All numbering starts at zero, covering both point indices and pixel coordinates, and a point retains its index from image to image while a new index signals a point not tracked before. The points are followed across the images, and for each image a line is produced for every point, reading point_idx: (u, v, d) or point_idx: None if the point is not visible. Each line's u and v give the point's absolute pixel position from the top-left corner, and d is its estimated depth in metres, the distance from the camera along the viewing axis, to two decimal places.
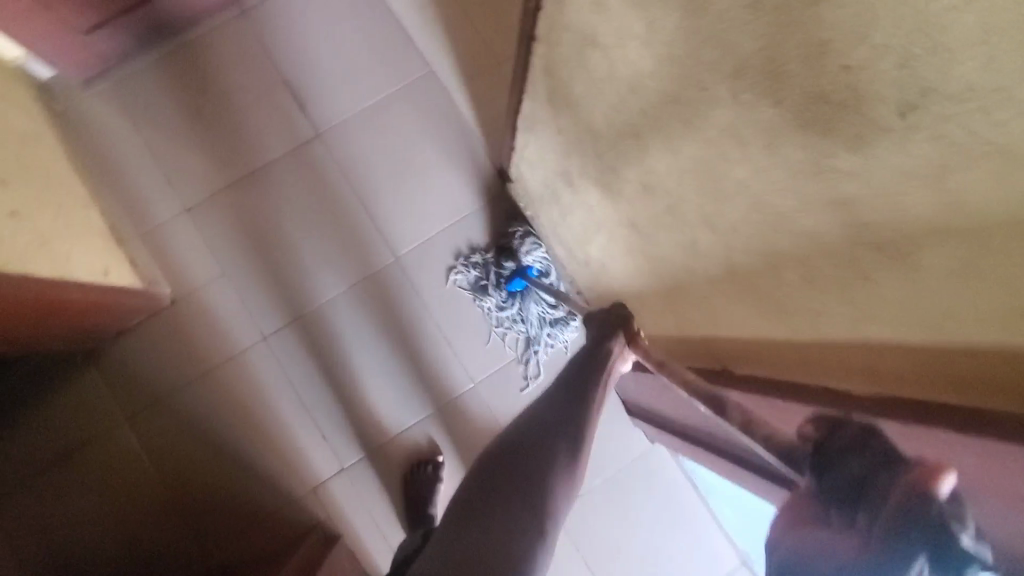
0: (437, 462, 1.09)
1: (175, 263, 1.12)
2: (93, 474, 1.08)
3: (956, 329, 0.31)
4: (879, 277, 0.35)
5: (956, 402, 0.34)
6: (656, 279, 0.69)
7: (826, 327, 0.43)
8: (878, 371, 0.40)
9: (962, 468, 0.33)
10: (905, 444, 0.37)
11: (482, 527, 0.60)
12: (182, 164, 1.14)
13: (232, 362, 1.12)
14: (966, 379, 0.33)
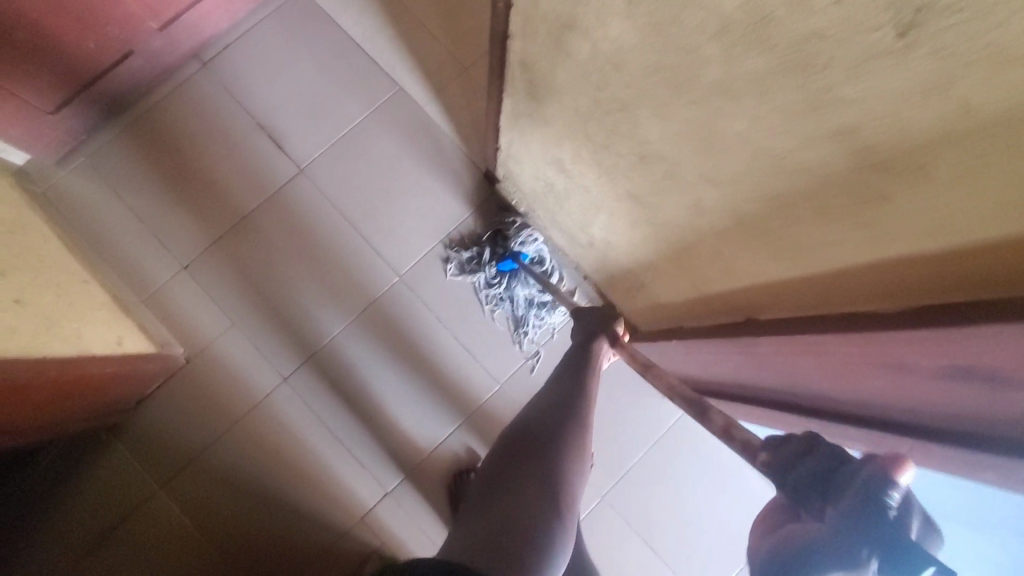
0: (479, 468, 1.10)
1: (183, 323, 1.12)
2: (139, 546, 1.07)
3: (971, 231, 0.33)
4: (893, 196, 0.37)
5: (976, 301, 0.36)
6: (666, 247, 0.70)
7: (845, 256, 0.45)
8: (903, 287, 0.42)
9: (992, 362, 0.34)
10: (934, 353, 0.39)
11: (509, 491, 0.66)
12: (170, 224, 1.14)
13: (259, 409, 1.12)
14: (989, 277, 0.34)
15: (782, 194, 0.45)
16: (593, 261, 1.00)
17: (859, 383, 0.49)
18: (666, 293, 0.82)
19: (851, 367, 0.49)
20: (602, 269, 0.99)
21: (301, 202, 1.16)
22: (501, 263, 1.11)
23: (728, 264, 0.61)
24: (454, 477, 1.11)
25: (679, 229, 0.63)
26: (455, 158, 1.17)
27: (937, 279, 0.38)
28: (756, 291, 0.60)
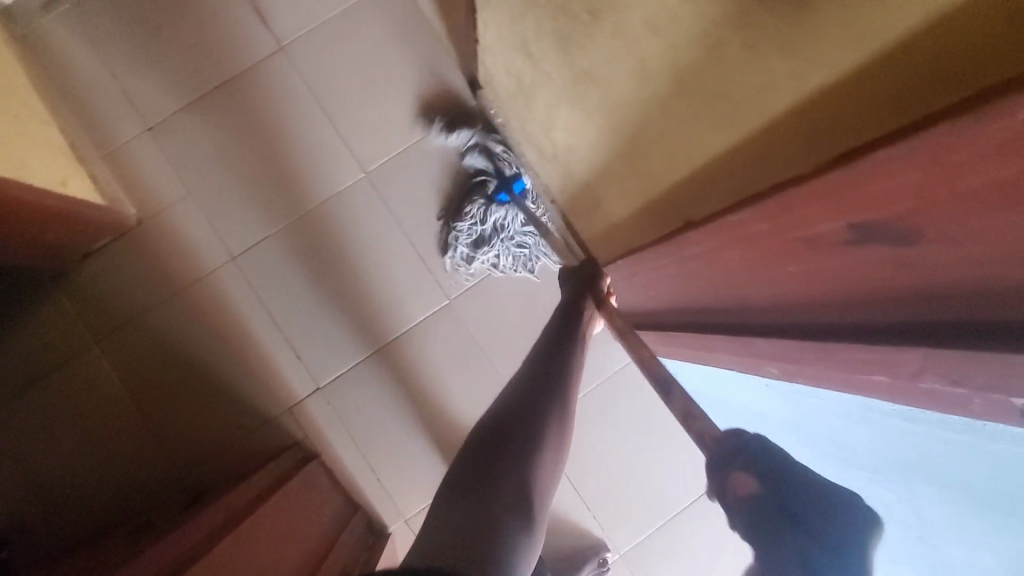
0: None
1: (140, 181, 1.08)
2: (62, 396, 1.06)
3: (885, 33, 0.29)
4: (808, 22, 0.33)
5: (864, 141, 0.32)
6: (613, 138, 0.65)
7: (767, 107, 0.39)
8: (811, 144, 0.37)
9: (895, 191, 0.30)
10: (845, 207, 0.35)
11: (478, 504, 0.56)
12: (141, 81, 1.08)
13: (204, 282, 1.09)
14: (890, 96, 0.30)
15: (718, 45, 0.40)
16: (557, 177, 0.95)
17: (790, 272, 0.44)
18: (616, 204, 0.77)
19: (779, 252, 0.44)
20: (566, 186, 0.94)
21: (277, 83, 1.10)
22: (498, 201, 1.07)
23: (667, 145, 0.54)
24: None
25: (626, 112, 0.58)
26: (442, 59, 1.11)
27: (861, 112, 0.32)
28: (689, 181, 0.55)
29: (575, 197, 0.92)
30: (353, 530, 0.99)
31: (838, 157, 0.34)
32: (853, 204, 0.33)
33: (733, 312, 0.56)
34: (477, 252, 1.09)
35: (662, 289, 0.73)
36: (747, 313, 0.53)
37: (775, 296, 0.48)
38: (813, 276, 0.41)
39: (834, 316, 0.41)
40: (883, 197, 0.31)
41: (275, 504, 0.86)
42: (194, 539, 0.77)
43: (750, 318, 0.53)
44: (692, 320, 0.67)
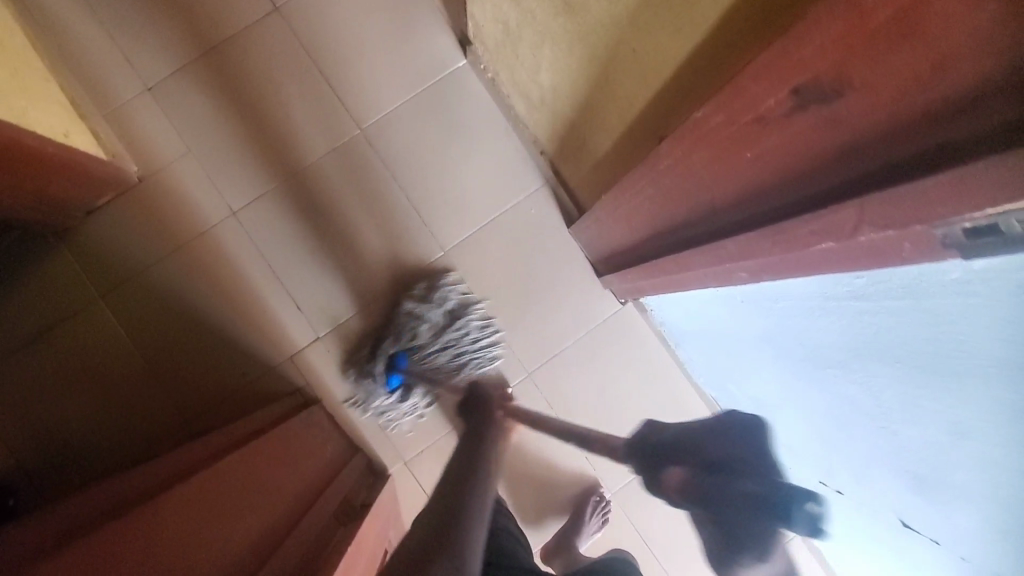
0: (506, 393, 1.13)
1: (141, 141, 1.12)
2: (70, 348, 1.10)
3: None
4: None
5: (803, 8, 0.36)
6: (591, 66, 0.69)
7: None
8: (761, 22, 0.41)
9: (824, 48, 0.35)
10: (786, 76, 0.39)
11: None
12: (140, 41, 1.12)
13: (205, 237, 1.12)
14: None
15: None
16: (545, 124, 0.98)
17: (747, 158, 0.48)
18: (598, 139, 0.81)
19: (737, 139, 0.48)
20: (554, 132, 0.98)
21: (272, 43, 1.13)
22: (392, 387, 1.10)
23: (639, 60, 0.58)
24: None
25: (601, 33, 0.62)
26: (432, 17, 1.15)
27: None
28: (660, 93, 0.59)
29: (563, 143, 0.96)
30: (355, 468, 1.03)
31: (782, 28, 0.38)
32: (793, 71, 0.38)
33: (705, 216, 0.60)
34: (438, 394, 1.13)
35: (643, 216, 0.77)
36: (717, 211, 0.57)
37: (738, 188, 0.52)
38: (767, 154, 0.45)
39: (788, 189, 0.45)
40: (812, 59, 0.36)
41: (277, 438, 0.90)
42: (196, 457, 0.84)
43: (718, 216, 0.57)
44: (671, 238, 0.71)
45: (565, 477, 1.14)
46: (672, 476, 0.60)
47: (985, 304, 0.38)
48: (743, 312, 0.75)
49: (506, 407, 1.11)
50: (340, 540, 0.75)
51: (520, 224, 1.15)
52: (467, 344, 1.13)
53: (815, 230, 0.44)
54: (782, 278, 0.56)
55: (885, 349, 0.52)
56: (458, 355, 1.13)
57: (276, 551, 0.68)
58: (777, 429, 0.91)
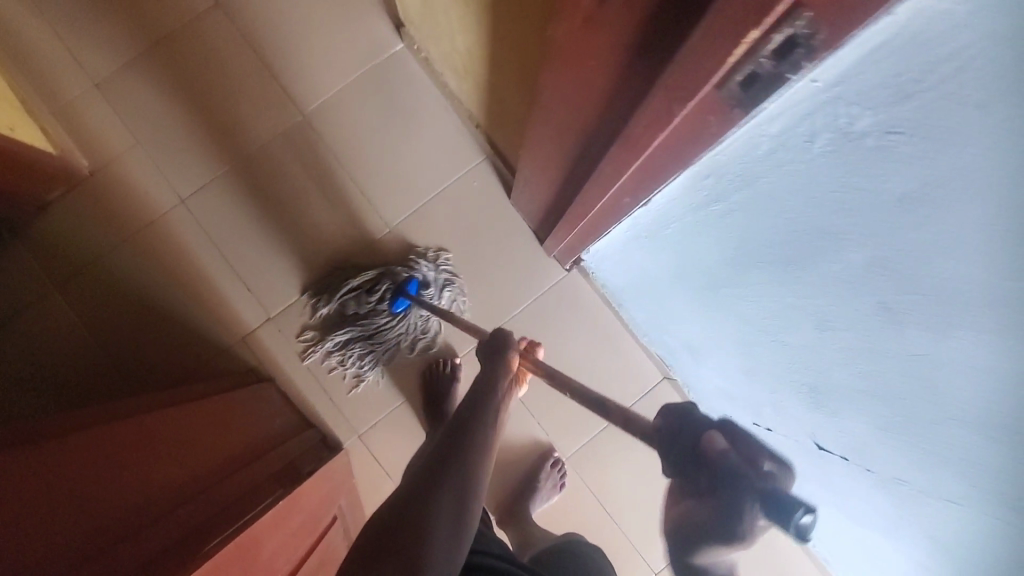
0: (454, 362, 1.14)
1: (91, 136, 1.16)
2: (28, 338, 1.13)
3: None
4: None
5: None
6: (480, 17, 0.72)
7: None
8: None
9: None
10: None
11: None
12: (87, 41, 1.16)
13: (156, 225, 1.16)
14: None
15: None
16: (472, 93, 1.01)
17: (586, 69, 0.50)
18: (508, 96, 0.84)
19: (575, 52, 0.50)
20: (480, 100, 1.01)
21: (214, 36, 1.18)
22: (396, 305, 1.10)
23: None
24: (423, 373, 1.15)
25: None
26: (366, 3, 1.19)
27: None
28: (527, 28, 0.61)
29: (488, 109, 0.99)
30: (304, 440, 1.05)
31: None
32: None
33: (582, 141, 0.62)
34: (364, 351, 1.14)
35: (546, 163, 0.79)
36: (588, 133, 0.59)
37: (592, 105, 0.54)
38: (596, 60, 0.48)
39: (620, 89, 0.48)
40: None
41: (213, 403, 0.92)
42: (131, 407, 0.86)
43: (590, 137, 0.60)
44: (570, 176, 0.74)
45: (519, 443, 1.15)
46: (715, 435, 0.39)
47: (791, 171, 0.41)
48: (647, 248, 0.77)
49: (454, 376, 1.13)
50: (266, 496, 0.75)
51: (460, 197, 1.18)
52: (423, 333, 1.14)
53: (644, 122, 0.46)
54: (655, 189, 0.58)
55: (750, 249, 0.53)
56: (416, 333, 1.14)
57: (174, 514, 0.66)
58: (709, 371, 0.92)
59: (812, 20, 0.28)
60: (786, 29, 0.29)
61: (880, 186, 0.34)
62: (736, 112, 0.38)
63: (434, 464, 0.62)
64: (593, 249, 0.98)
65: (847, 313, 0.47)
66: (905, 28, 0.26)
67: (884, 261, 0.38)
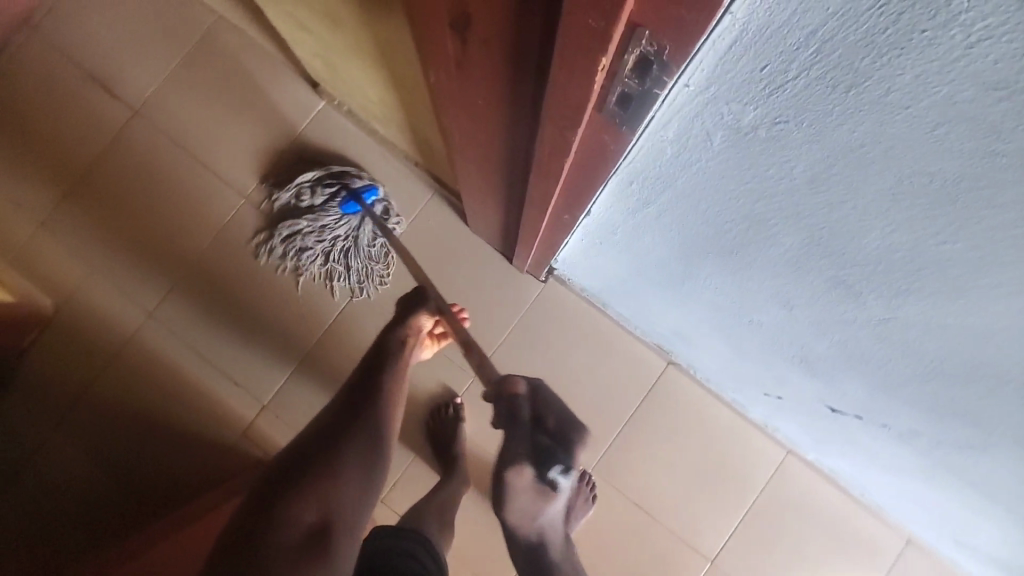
0: (456, 403, 1.11)
1: (45, 272, 1.15)
2: (38, 488, 1.12)
3: None
4: None
5: None
6: (380, 71, 0.70)
7: None
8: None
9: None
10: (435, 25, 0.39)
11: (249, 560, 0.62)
12: (19, 181, 1.16)
13: (131, 343, 1.15)
14: None
15: None
16: (401, 135, 0.99)
17: (484, 111, 0.48)
18: (431, 135, 0.81)
19: (466, 96, 0.48)
20: (410, 141, 0.98)
21: (141, 144, 1.17)
22: (346, 203, 1.08)
23: (392, 50, 0.59)
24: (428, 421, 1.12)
25: (361, 37, 0.63)
26: (279, 72, 1.17)
27: None
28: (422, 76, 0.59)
29: (420, 147, 0.97)
30: None
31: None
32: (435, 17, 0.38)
33: (508, 173, 0.60)
34: (306, 248, 1.12)
35: (485, 195, 0.77)
36: (509, 166, 0.57)
37: (503, 141, 0.52)
38: (487, 100, 0.45)
39: (521, 124, 0.46)
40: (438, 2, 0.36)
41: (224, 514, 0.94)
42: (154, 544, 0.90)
43: (511, 168, 0.58)
44: (511, 203, 0.71)
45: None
46: None
47: (703, 169, 0.38)
48: (606, 252, 0.74)
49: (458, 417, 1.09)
50: None
51: (421, 237, 1.16)
52: (354, 247, 1.11)
53: (551, 151, 0.43)
54: (588, 204, 0.55)
55: (695, 243, 0.51)
56: (353, 245, 1.11)
57: None
58: (704, 353, 0.89)
59: (655, 39, 0.26)
60: (634, 51, 0.27)
61: (785, 171, 0.32)
62: (623, 129, 0.35)
63: (336, 429, 0.76)
64: (560, 260, 0.96)
65: (808, 290, 0.44)
66: (750, 24, 0.24)
67: (819, 238, 0.36)
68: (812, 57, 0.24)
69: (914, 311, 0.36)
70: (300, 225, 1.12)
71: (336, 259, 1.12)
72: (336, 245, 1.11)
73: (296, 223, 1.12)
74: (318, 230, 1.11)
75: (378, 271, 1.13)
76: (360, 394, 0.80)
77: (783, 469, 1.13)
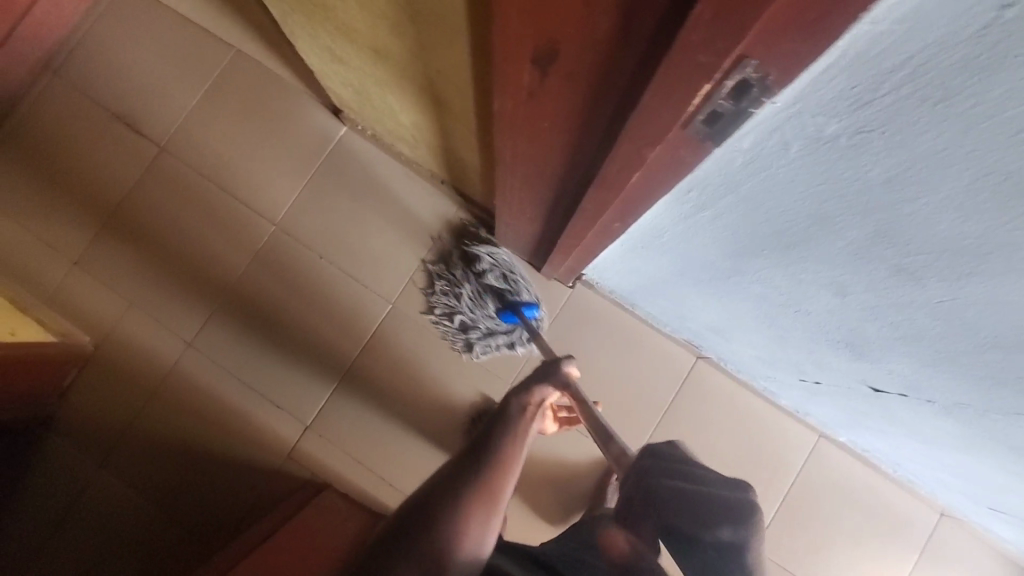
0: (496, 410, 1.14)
1: (83, 311, 1.17)
2: (89, 524, 1.14)
3: None
4: None
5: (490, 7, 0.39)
6: (422, 99, 0.74)
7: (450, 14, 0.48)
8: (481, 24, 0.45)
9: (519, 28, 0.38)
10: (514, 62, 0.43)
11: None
12: (51, 224, 1.19)
13: (172, 375, 1.17)
14: None
15: None
16: (429, 155, 1.03)
17: (548, 134, 0.52)
18: (468, 155, 0.85)
19: (530, 121, 0.52)
20: (440, 161, 1.02)
21: (170, 179, 1.20)
22: (506, 309, 1.09)
23: (443, 80, 0.63)
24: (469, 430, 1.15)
25: (408, 69, 0.67)
26: (300, 101, 1.20)
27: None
28: (473, 102, 0.63)
29: (449, 166, 1.00)
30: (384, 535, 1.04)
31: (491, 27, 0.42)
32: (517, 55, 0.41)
33: (560, 187, 0.64)
34: (448, 295, 1.14)
35: (525, 209, 0.80)
36: (563, 180, 0.61)
37: (562, 159, 0.56)
38: (554, 124, 0.49)
39: (587, 142, 0.49)
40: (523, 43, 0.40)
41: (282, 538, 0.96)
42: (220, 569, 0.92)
43: (565, 181, 0.61)
44: (555, 214, 0.75)
45: (582, 464, 1.15)
46: None
47: (773, 175, 0.41)
48: (646, 256, 0.78)
49: None
50: None
51: None
52: (484, 333, 1.13)
53: (621, 165, 0.47)
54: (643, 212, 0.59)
55: (750, 243, 0.54)
56: (483, 331, 1.12)
57: None
58: (741, 346, 0.93)
59: (759, 64, 0.30)
60: (735, 75, 0.31)
61: (861, 175, 0.36)
62: (708, 144, 0.39)
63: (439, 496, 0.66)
64: (593, 265, 0.99)
65: (867, 278, 0.47)
66: (850, 50, 0.27)
67: (886, 231, 0.40)
68: (904, 77, 0.27)
69: (973, 291, 0.40)
70: (450, 285, 1.14)
71: (461, 328, 1.14)
72: (473, 320, 1.13)
73: (463, 274, 1.12)
74: (468, 304, 1.12)
75: (484, 354, 1.14)
76: (475, 456, 0.70)
77: (816, 453, 1.16)
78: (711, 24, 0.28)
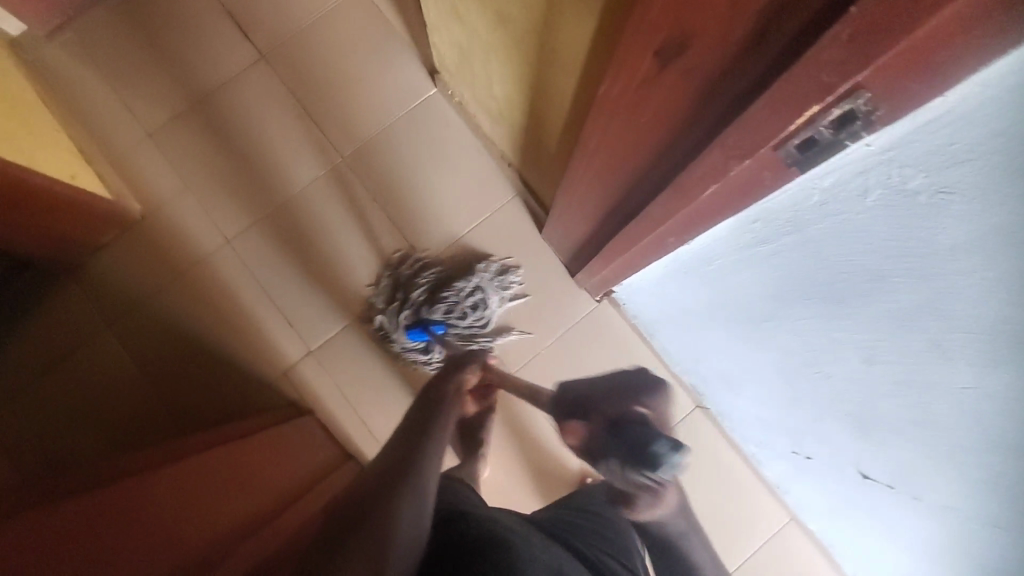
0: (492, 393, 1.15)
1: (141, 180, 1.22)
2: (80, 376, 1.17)
3: None
4: None
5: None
6: (526, 75, 0.78)
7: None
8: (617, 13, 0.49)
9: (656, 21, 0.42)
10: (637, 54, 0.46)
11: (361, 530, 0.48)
12: (140, 92, 1.25)
13: (203, 264, 1.21)
14: None
15: None
16: (507, 135, 1.06)
17: (640, 131, 0.55)
18: (549, 142, 0.89)
19: (628, 115, 0.55)
20: (515, 143, 1.06)
21: (261, 84, 1.25)
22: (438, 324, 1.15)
23: (555, 61, 0.66)
24: None
25: (524, 44, 0.71)
26: (402, 52, 1.26)
27: None
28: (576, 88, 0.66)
29: (523, 150, 1.04)
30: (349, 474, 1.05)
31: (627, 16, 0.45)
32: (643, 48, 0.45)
33: (631, 188, 0.67)
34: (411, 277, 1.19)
35: (586, 205, 0.83)
36: (637, 181, 0.64)
37: (644, 159, 0.59)
38: (651, 123, 0.52)
39: (677, 147, 0.52)
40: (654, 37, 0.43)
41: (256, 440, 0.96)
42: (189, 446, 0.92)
43: (638, 182, 0.64)
44: (614, 216, 0.78)
45: (556, 470, 1.16)
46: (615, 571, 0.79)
47: (842, 221, 0.44)
48: (687, 283, 0.80)
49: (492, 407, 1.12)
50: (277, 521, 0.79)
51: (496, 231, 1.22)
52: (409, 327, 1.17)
53: (702, 175, 0.50)
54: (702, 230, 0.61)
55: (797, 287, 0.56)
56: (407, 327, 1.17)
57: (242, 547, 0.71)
58: (746, 401, 0.94)
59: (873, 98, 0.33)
60: (848, 104, 0.34)
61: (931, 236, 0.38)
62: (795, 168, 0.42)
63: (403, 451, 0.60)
64: (627, 283, 1.02)
65: (899, 347, 0.49)
66: (957, 107, 0.30)
67: (934, 301, 0.42)
68: None
69: (998, 384, 0.42)
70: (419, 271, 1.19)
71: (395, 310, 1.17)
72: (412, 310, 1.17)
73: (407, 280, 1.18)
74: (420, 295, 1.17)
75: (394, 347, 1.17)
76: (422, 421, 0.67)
77: (782, 535, 1.16)
78: (845, 48, 0.32)
